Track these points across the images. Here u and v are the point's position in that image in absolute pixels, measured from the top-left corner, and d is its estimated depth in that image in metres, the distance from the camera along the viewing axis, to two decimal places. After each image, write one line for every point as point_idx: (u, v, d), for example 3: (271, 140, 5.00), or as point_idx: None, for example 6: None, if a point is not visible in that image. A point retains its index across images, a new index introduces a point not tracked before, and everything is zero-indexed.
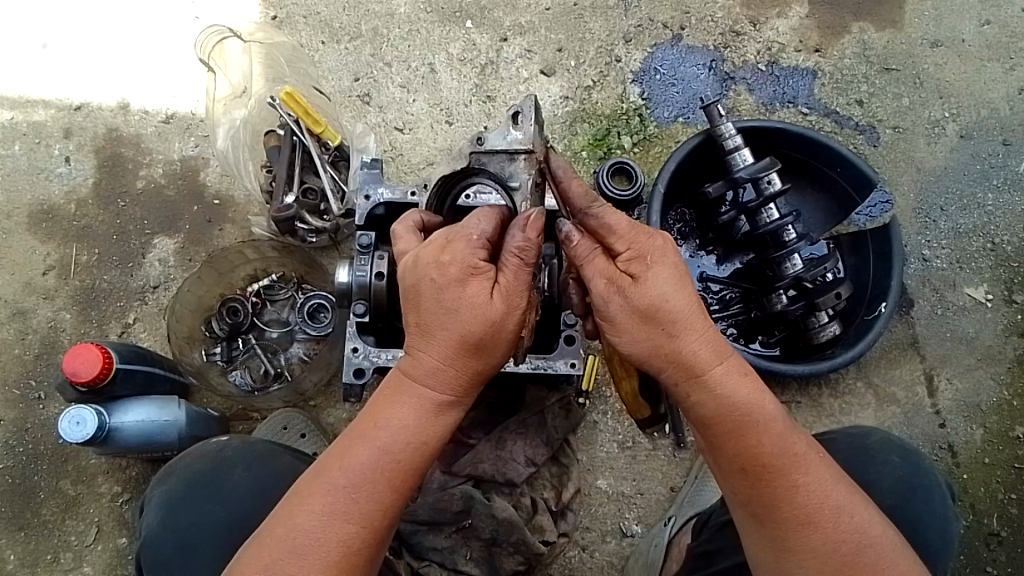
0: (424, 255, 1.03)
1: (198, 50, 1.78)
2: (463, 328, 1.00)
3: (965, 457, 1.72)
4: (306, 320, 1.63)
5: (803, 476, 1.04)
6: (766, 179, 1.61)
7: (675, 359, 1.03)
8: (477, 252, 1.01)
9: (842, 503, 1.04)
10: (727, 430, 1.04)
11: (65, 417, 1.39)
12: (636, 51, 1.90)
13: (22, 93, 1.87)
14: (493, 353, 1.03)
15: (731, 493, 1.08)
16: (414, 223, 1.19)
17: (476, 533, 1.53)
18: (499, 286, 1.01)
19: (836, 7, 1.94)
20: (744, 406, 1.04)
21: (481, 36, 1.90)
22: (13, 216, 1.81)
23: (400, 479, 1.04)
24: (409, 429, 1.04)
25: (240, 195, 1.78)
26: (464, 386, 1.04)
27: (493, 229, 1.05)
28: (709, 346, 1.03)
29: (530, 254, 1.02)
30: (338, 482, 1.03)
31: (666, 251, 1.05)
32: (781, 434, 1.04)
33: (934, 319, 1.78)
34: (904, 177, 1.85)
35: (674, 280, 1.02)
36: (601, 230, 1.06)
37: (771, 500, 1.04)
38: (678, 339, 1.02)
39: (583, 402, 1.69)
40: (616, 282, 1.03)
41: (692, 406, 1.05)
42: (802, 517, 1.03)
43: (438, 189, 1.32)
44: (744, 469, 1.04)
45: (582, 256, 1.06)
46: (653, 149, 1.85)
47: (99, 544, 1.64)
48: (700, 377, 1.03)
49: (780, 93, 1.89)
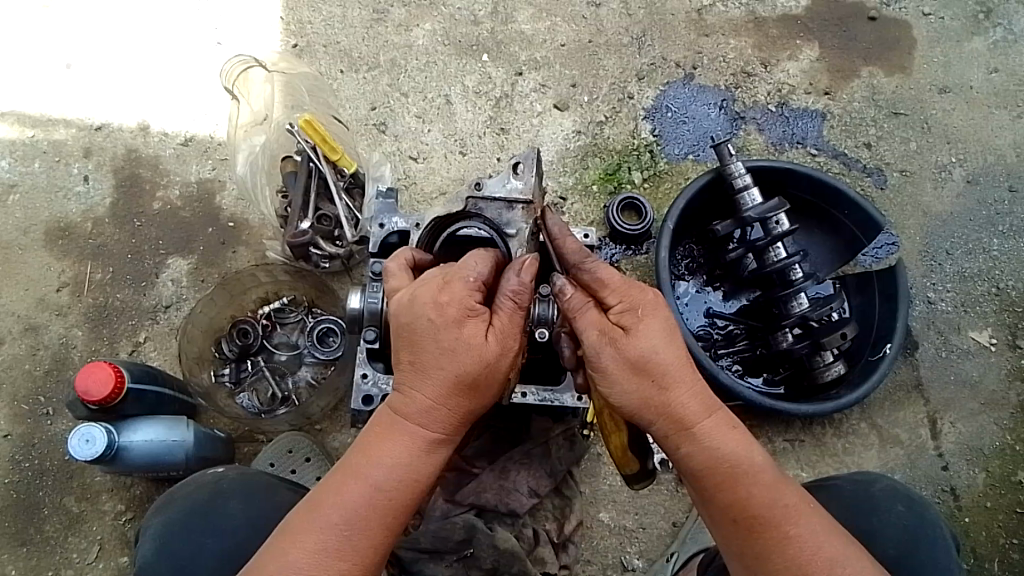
0: (421, 293, 1.04)
1: (223, 79, 1.82)
2: (458, 369, 1.02)
3: (968, 501, 1.72)
4: (316, 343, 1.66)
5: (795, 527, 1.06)
6: (775, 219, 1.63)
7: (665, 412, 1.06)
8: (473, 293, 1.04)
9: (835, 554, 1.05)
10: (716, 484, 1.07)
11: (75, 434, 1.39)
12: (649, 89, 1.93)
13: (44, 112, 1.90)
14: (485, 394, 1.05)
15: (724, 544, 1.10)
16: (407, 259, 1.20)
17: (477, 562, 1.51)
18: (494, 327, 1.03)
19: (846, 52, 1.98)
20: (732, 457, 1.08)
21: (497, 69, 1.94)
22: (30, 232, 1.83)
23: (391, 516, 1.06)
24: (399, 467, 1.06)
25: (255, 219, 1.81)
26: (454, 425, 1.06)
27: (488, 272, 1.06)
28: (697, 399, 1.07)
29: (524, 297, 1.04)
30: (331, 519, 1.04)
31: (658, 302, 1.08)
32: (769, 485, 1.07)
33: (938, 362, 1.79)
34: (911, 220, 1.87)
35: (665, 331, 1.05)
36: (593, 284, 1.09)
37: (762, 553, 1.05)
38: (669, 392, 1.05)
39: (587, 434, 1.69)
40: (608, 335, 1.04)
41: (681, 460, 1.08)
42: (795, 568, 1.04)
43: (431, 228, 1.33)
44: (736, 522, 1.07)
45: (574, 310, 1.07)
46: (664, 185, 1.87)
47: (100, 562, 1.64)
48: (689, 429, 1.07)
49: (790, 134, 1.92)
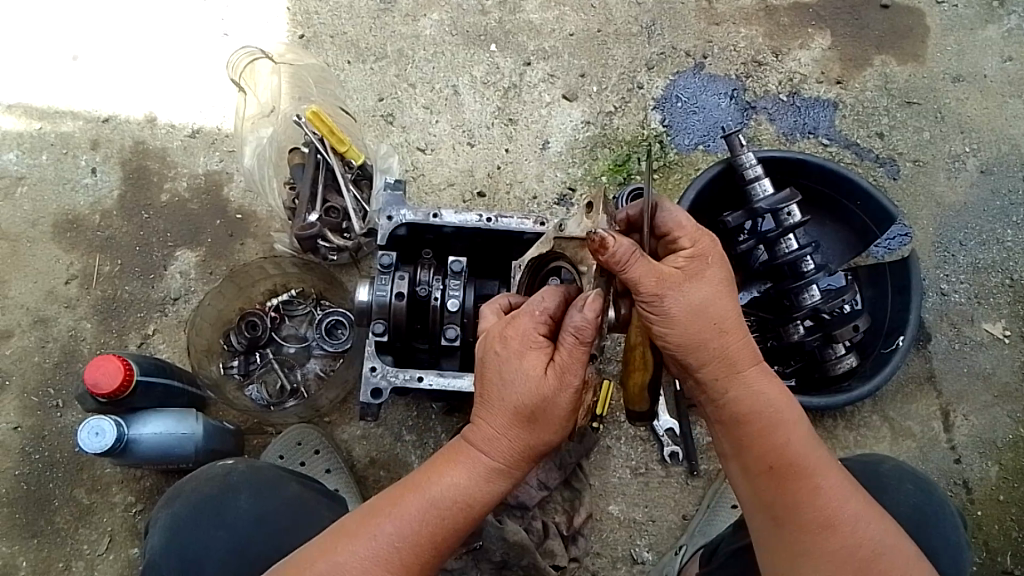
0: (495, 328, 1.10)
1: (231, 71, 1.83)
2: (517, 399, 1.06)
3: (980, 494, 1.71)
4: (324, 336, 1.65)
5: (825, 479, 1.08)
6: (787, 210, 1.61)
7: (721, 354, 1.07)
8: (539, 327, 1.07)
9: (859, 511, 1.07)
10: (758, 428, 1.09)
11: (84, 427, 1.38)
12: (658, 78, 1.91)
13: (52, 103, 1.89)
14: (546, 429, 1.07)
15: (749, 492, 1.10)
16: (505, 304, 1.20)
17: (487, 555, 1.52)
18: (554, 363, 1.04)
19: (858, 41, 1.96)
20: (773, 405, 1.10)
21: (505, 59, 1.92)
22: (38, 224, 1.83)
23: (441, 538, 1.07)
24: (458, 489, 1.08)
25: (263, 211, 1.80)
26: (516, 459, 1.09)
27: (557, 307, 1.08)
28: (749, 347, 1.09)
29: (587, 333, 1.03)
30: (383, 528, 1.06)
31: (724, 255, 1.09)
32: (806, 436, 1.10)
33: (951, 353, 1.78)
34: (923, 210, 1.85)
35: (727, 282, 1.07)
36: (671, 224, 1.10)
37: (793, 500, 1.06)
38: (726, 337, 1.07)
39: (597, 427, 1.67)
40: (667, 278, 1.03)
41: (725, 402, 1.10)
42: (823, 519, 1.06)
43: (529, 270, 1.35)
44: (771, 468, 1.08)
45: (621, 260, 1.00)
46: (673, 176, 1.85)
47: (111, 554, 1.65)
48: (738, 372, 1.09)
49: (801, 124, 1.90)
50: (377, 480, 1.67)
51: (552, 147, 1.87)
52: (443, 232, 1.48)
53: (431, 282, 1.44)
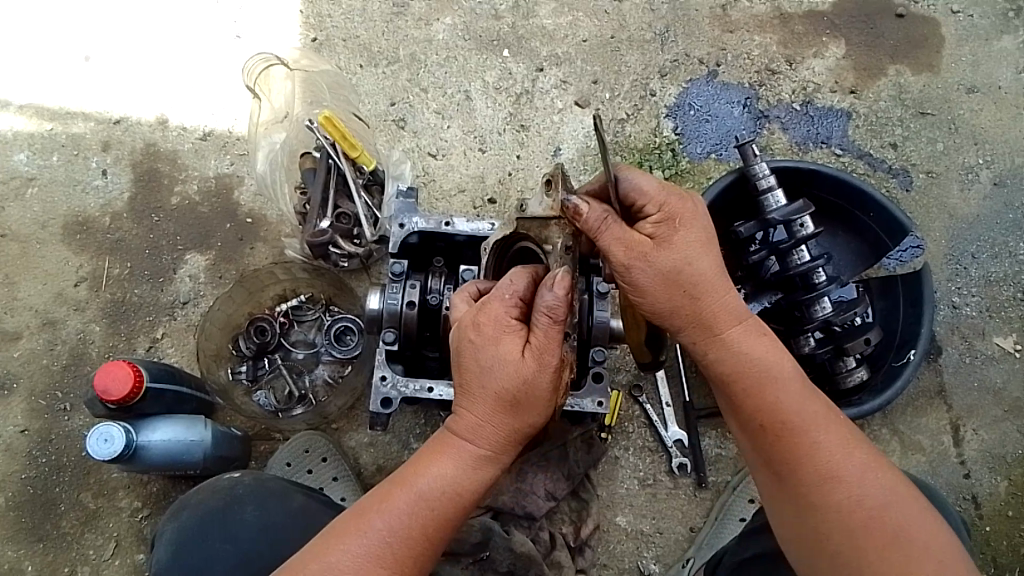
0: (465, 317, 1.09)
1: (246, 77, 1.84)
2: (496, 384, 1.04)
3: (989, 510, 1.70)
4: (333, 342, 1.65)
5: (822, 434, 1.04)
6: (800, 221, 1.60)
7: (696, 318, 1.08)
8: (511, 311, 1.07)
9: (860, 463, 1.03)
10: (745, 387, 1.08)
11: (93, 433, 1.37)
12: (671, 86, 1.90)
13: (63, 104, 1.89)
14: (529, 412, 1.06)
15: (754, 451, 1.10)
16: (473, 292, 1.20)
17: (493, 567, 1.49)
18: (530, 345, 1.04)
19: (872, 50, 1.95)
20: (762, 362, 1.08)
21: (517, 65, 1.92)
22: (48, 226, 1.82)
23: (433, 529, 1.05)
24: (445, 480, 1.06)
25: (273, 215, 1.80)
26: (502, 443, 1.07)
27: (527, 288, 1.10)
28: (727, 306, 1.09)
29: (561, 312, 1.03)
30: (373, 524, 1.03)
31: (696, 215, 1.09)
32: (798, 391, 1.07)
33: (961, 367, 1.77)
34: (936, 222, 1.84)
35: (699, 242, 1.07)
36: (632, 192, 1.09)
37: (788, 457, 1.04)
38: (700, 299, 1.07)
39: (606, 436, 1.67)
40: (636, 247, 1.05)
41: (709, 364, 1.10)
42: (820, 474, 1.02)
43: (495, 251, 1.31)
44: (763, 427, 1.07)
45: (593, 227, 1.05)
46: (685, 184, 1.84)
47: (117, 558, 1.65)
48: (717, 334, 1.09)
49: (814, 133, 1.89)
50: None
51: (563, 154, 1.86)
52: (455, 241, 1.47)
53: (442, 291, 1.44)
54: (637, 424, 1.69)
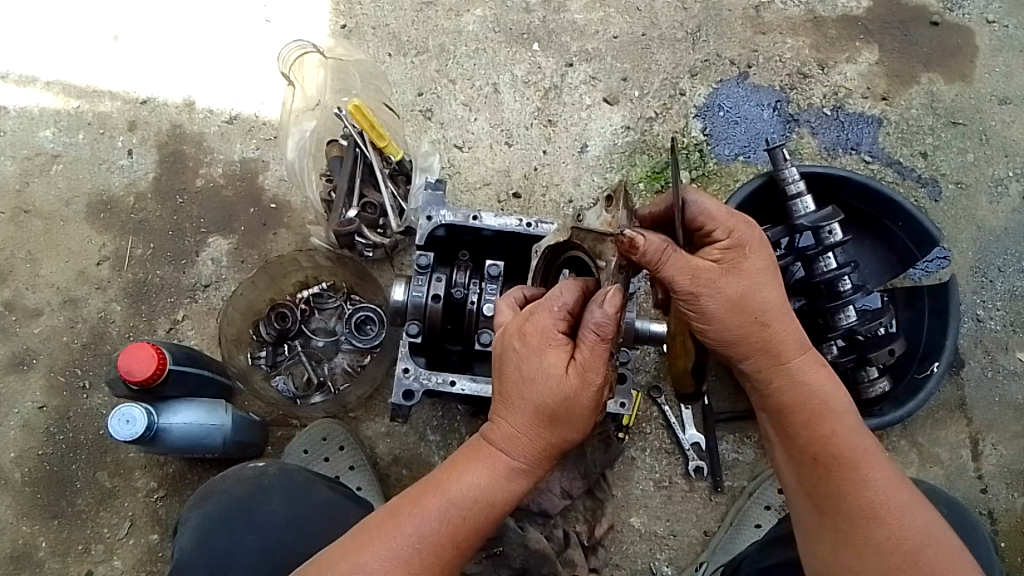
0: (511, 326, 1.09)
1: (281, 64, 1.83)
2: (537, 397, 1.04)
3: (1005, 525, 1.69)
4: (354, 331, 1.66)
5: (872, 472, 1.08)
6: (828, 228, 1.57)
7: (763, 346, 1.12)
8: (558, 323, 1.06)
9: (906, 503, 1.07)
10: (804, 418, 1.13)
11: (115, 414, 1.37)
12: (701, 86, 1.89)
13: (90, 83, 1.88)
14: (568, 427, 1.06)
15: (798, 483, 1.13)
16: (517, 299, 1.20)
17: (506, 561, 1.50)
18: (576, 361, 1.04)
19: (906, 57, 1.93)
20: (821, 396, 1.13)
21: (547, 59, 1.91)
22: (72, 204, 1.82)
23: (462, 536, 1.05)
24: (478, 488, 1.07)
25: (297, 202, 1.79)
26: (537, 456, 1.08)
27: (576, 301, 1.08)
28: (794, 338, 1.14)
29: (608, 330, 1.03)
30: (403, 528, 1.04)
31: (762, 243, 1.11)
32: (853, 426, 1.12)
33: (983, 381, 1.76)
34: (964, 234, 1.83)
35: (767, 272, 1.10)
36: (700, 217, 1.11)
37: (835, 490, 1.08)
38: (767, 328, 1.11)
39: (623, 436, 1.65)
40: (703, 274, 1.06)
41: (772, 392, 1.15)
42: (867, 511, 1.06)
43: (545, 257, 1.33)
44: (815, 459, 1.11)
45: (651, 259, 1.03)
46: (711, 186, 1.83)
47: (132, 538, 1.65)
48: (782, 365, 1.13)
49: (843, 139, 1.87)
50: (400, 478, 1.66)
51: (590, 151, 1.85)
52: (482, 236, 1.46)
53: (467, 285, 1.43)
54: (656, 425, 1.68)
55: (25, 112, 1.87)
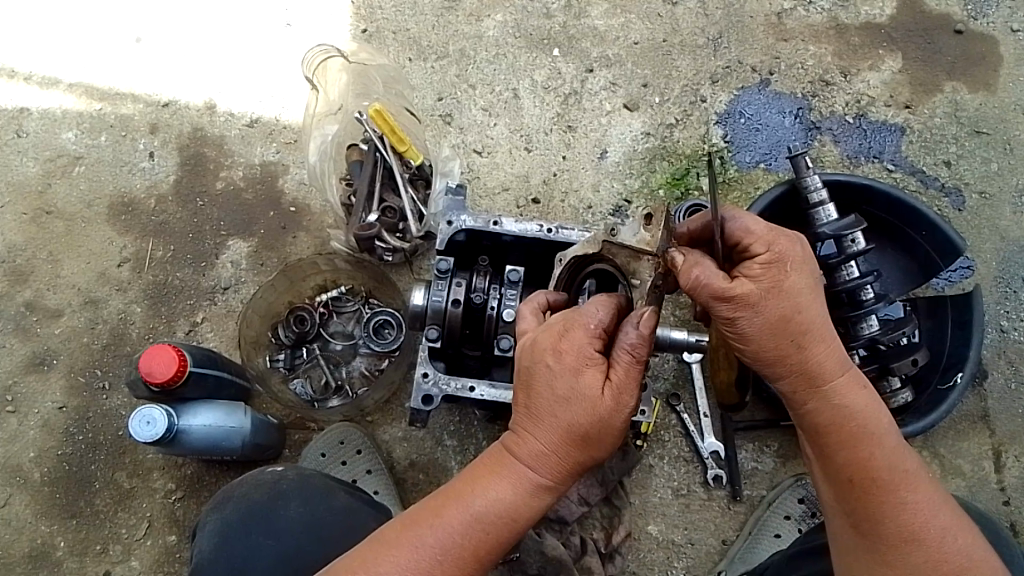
0: (541, 339, 1.07)
1: (304, 67, 1.83)
2: (571, 418, 1.04)
3: None
4: (371, 336, 1.64)
5: (912, 493, 1.08)
6: (851, 237, 1.55)
7: (800, 368, 1.10)
8: (593, 342, 1.06)
9: (947, 524, 1.07)
10: (841, 440, 1.11)
11: (136, 416, 1.38)
12: (722, 93, 1.88)
13: (112, 85, 1.90)
14: (597, 448, 1.06)
15: (835, 501, 1.13)
16: (540, 305, 1.19)
17: (523, 568, 1.49)
18: (611, 382, 1.04)
19: (930, 65, 1.91)
20: (860, 418, 1.11)
21: (568, 65, 1.90)
22: (93, 206, 1.83)
23: (484, 552, 1.05)
24: (502, 504, 1.06)
25: (316, 205, 1.79)
26: (563, 473, 1.07)
27: (609, 318, 1.08)
28: (834, 359, 1.11)
29: (642, 351, 1.04)
30: (426, 539, 1.03)
31: (804, 260, 1.09)
32: (892, 448, 1.10)
33: (1007, 393, 1.74)
34: (987, 243, 1.81)
35: (809, 291, 1.08)
36: (738, 232, 1.11)
37: (875, 513, 1.08)
38: (806, 350, 1.09)
39: (641, 444, 1.65)
40: (740, 295, 1.05)
41: (806, 412, 1.13)
42: (906, 534, 1.06)
43: (570, 266, 1.32)
44: (852, 481, 1.10)
45: (693, 278, 1.07)
46: (732, 193, 1.82)
47: (149, 540, 1.65)
48: (819, 386, 1.11)
49: (865, 147, 1.86)
50: (416, 483, 1.65)
51: (610, 157, 1.84)
52: (502, 240, 1.45)
53: (487, 290, 1.42)
54: (675, 433, 1.67)
55: (48, 114, 1.89)
